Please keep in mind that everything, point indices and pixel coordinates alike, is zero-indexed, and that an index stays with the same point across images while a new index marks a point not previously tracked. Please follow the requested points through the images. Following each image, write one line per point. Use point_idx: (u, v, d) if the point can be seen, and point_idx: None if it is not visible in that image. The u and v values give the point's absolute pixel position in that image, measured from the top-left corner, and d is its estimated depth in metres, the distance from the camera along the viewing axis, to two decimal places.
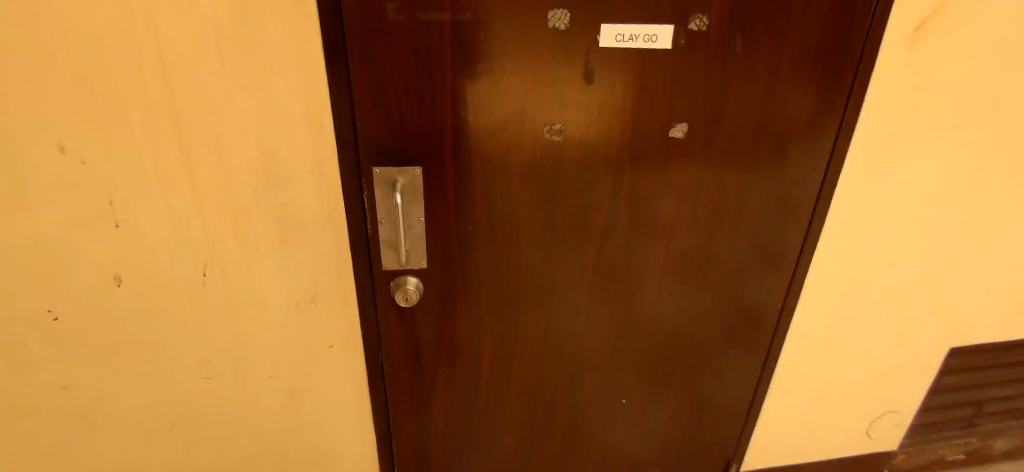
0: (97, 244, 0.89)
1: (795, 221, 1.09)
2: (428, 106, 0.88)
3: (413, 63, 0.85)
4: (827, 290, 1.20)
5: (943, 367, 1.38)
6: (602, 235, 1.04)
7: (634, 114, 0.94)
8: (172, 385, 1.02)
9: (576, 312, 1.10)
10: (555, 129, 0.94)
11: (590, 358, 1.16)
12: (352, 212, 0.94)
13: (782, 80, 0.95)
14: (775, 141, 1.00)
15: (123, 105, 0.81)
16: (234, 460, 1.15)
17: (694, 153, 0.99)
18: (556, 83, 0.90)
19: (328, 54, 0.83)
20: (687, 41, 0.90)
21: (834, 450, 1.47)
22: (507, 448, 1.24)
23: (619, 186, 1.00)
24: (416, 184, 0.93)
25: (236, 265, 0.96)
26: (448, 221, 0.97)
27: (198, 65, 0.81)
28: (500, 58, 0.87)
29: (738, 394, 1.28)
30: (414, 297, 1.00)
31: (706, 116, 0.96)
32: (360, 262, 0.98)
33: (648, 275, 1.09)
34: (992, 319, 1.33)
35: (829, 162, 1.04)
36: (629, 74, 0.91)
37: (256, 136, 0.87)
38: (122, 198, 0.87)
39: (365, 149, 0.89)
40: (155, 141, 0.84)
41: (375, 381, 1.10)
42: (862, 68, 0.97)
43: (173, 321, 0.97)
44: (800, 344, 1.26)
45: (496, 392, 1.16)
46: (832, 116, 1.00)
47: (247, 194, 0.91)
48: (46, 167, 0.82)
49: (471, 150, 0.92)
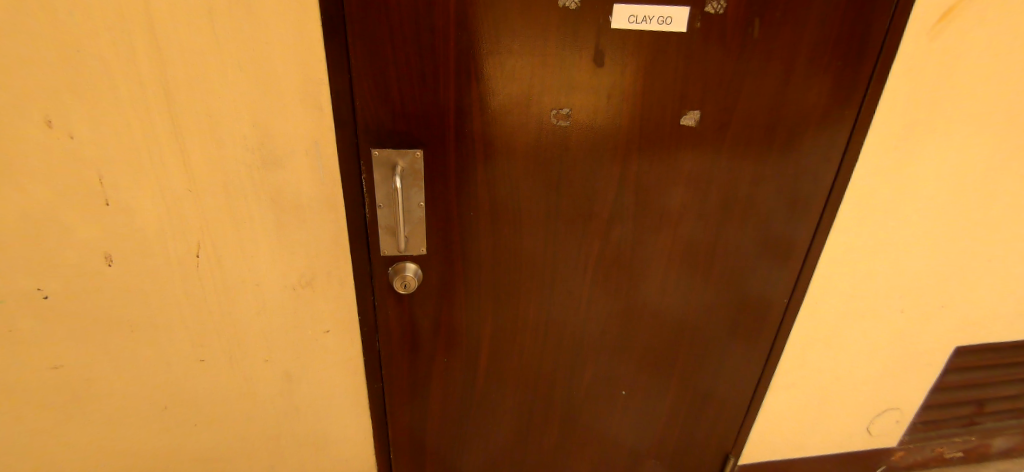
0: (86, 222, 0.86)
1: (805, 214, 1.06)
2: (430, 87, 0.84)
3: (416, 41, 0.81)
4: (833, 284, 1.18)
5: (946, 366, 1.37)
6: (607, 225, 1.01)
7: (644, 100, 0.91)
8: (165, 367, 1.01)
9: (578, 301, 1.08)
10: (562, 114, 0.90)
11: (592, 348, 1.14)
12: (350, 196, 0.90)
13: (799, 69, 0.92)
14: (790, 131, 0.97)
15: (112, 79, 0.78)
16: (227, 444, 1.13)
17: (706, 141, 0.96)
18: (565, 65, 0.87)
19: (326, 30, 0.80)
20: (702, 25, 0.86)
21: (833, 444, 1.46)
22: (505, 436, 1.23)
23: (626, 173, 0.97)
24: (416, 168, 0.89)
25: (229, 247, 0.93)
26: (449, 206, 0.94)
27: (190, 40, 0.78)
28: (507, 36, 0.83)
29: (739, 387, 1.27)
30: (412, 284, 0.97)
31: (719, 104, 0.93)
32: (358, 248, 0.95)
33: (653, 266, 1.07)
34: (997, 318, 1.32)
35: (844, 155, 1.01)
36: (640, 57, 0.88)
37: (252, 115, 0.84)
38: (111, 176, 0.84)
39: (364, 130, 0.86)
40: (147, 117, 0.82)
41: (371, 367, 1.08)
42: (882, 58, 0.93)
43: (165, 302, 0.95)
44: (803, 338, 1.24)
45: (495, 381, 1.14)
46: (849, 108, 0.97)
47: (240, 174, 0.88)
48: (33, 141, 0.79)
49: (473, 134, 0.89)
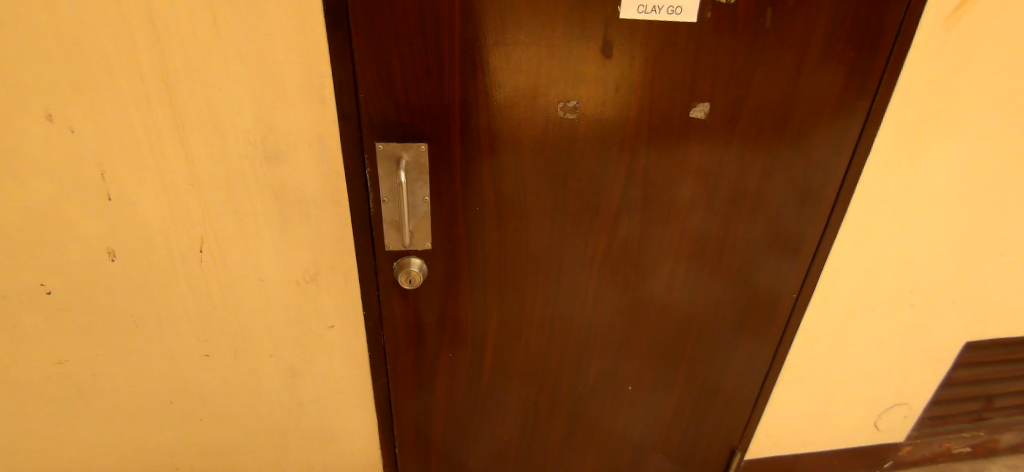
0: (88, 217, 0.85)
1: (816, 207, 1.04)
2: (435, 79, 0.83)
3: (420, 32, 0.80)
4: (842, 278, 1.16)
5: (955, 361, 1.36)
6: (614, 220, 1.00)
7: (654, 91, 0.89)
8: (170, 362, 1.00)
9: (585, 295, 1.07)
10: (569, 106, 0.89)
11: (598, 342, 1.14)
12: (353, 190, 0.89)
13: (811, 60, 0.90)
14: (801, 123, 0.95)
15: (112, 72, 0.77)
16: (230, 439, 1.13)
17: (716, 133, 0.94)
18: (573, 56, 0.85)
19: (329, 22, 0.78)
20: (713, 14, 0.84)
21: (839, 439, 1.46)
22: (510, 431, 1.22)
23: (634, 167, 0.95)
24: (421, 162, 0.88)
25: (233, 241, 0.92)
26: (454, 201, 0.92)
27: (190, 32, 0.77)
28: (514, 27, 0.82)
29: (746, 382, 1.26)
30: (417, 279, 0.95)
31: (730, 95, 0.91)
32: (362, 243, 0.94)
33: (661, 261, 1.06)
34: (1008, 314, 1.30)
35: (856, 147, 0.99)
36: (650, 47, 0.86)
37: (253, 108, 0.83)
38: (113, 171, 0.83)
39: (367, 124, 0.84)
40: (148, 110, 0.81)
41: (376, 362, 1.08)
42: (897, 48, 0.91)
43: (168, 297, 0.94)
44: (811, 332, 1.23)
45: (500, 375, 1.13)
46: (862, 99, 0.94)
47: (242, 168, 0.87)
48: (35, 135, 0.79)
49: (479, 128, 0.88)
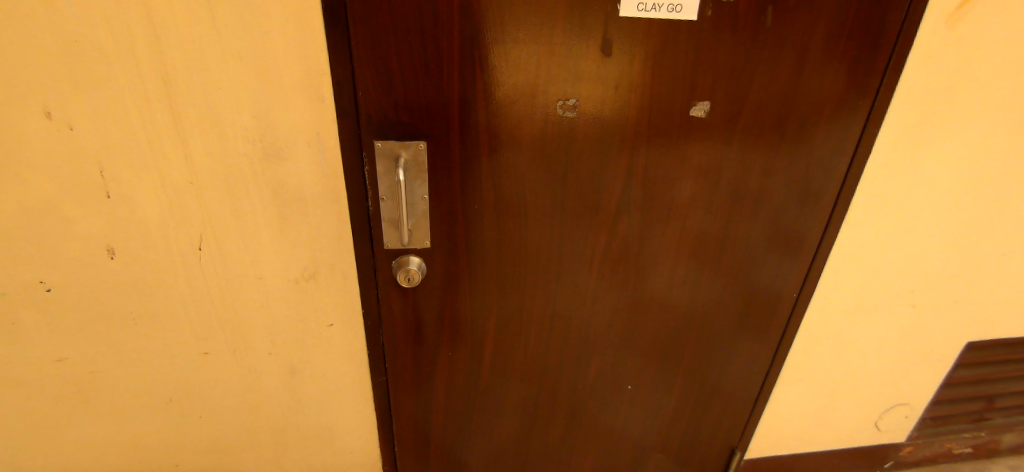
0: (87, 215, 0.85)
1: (816, 207, 1.04)
2: (433, 77, 0.83)
3: (419, 29, 0.79)
4: (842, 277, 1.16)
5: (956, 361, 1.36)
6: (614, 219, 0.99)
7: (654, 89, 0.89)
8: (169, 360, 1.00)
9: (584, 294, 1.07)
10: (568, 105, 0.88)
11: (597, 341, 1.13)
12: (352, 189, 0.89)
13: (812, 58, 0.89)
14: (802, 122, 0.94)
15: (111, 69, 0.77)
16: (229, 436, 1.13)
17: (717, 132, 0.94)
18: (572, 54, 0.85)
19: (327, 20, 0.78)
20: (714, 12, 0.84)
21: (839, 440, 1.45)
22: (510, 429, 1.22)
23: (633, 165, 0.95)
24: (420, 160, 0.88)
25: (232, 239, 0.92)
26: (453, 199, 0.92)
27: (189, 30, 0.77)
28: (513, 24, 0.81)
29: (746, 382, 1.26)
30: (416, 278, 0.95)
31: (730, 93, 0.90)
32: (361, 241, 0.93)
33: (660, 260, 1.05)
34: (1009, 314, 1.30)
35: (857, 146, 0.98)
36: (650, 45, 0.85)
37: (252, 106, 0.83)
38: (112, 169, 0.83)
39: (366, 123, 0.84)
40: (147, 108, 0.80)
41: (375, 360, 1.07)
42: (899, 46, 0.90)
43: (168, 294, 0.94)
44: (811, 332, 1.23)
45: (499, 374, 1.13)
46: (863, 98, 0.94)
47: (241, 165, 0.87)
48: (34, 132, 0.79)
49: (478, 126, 0.87)
